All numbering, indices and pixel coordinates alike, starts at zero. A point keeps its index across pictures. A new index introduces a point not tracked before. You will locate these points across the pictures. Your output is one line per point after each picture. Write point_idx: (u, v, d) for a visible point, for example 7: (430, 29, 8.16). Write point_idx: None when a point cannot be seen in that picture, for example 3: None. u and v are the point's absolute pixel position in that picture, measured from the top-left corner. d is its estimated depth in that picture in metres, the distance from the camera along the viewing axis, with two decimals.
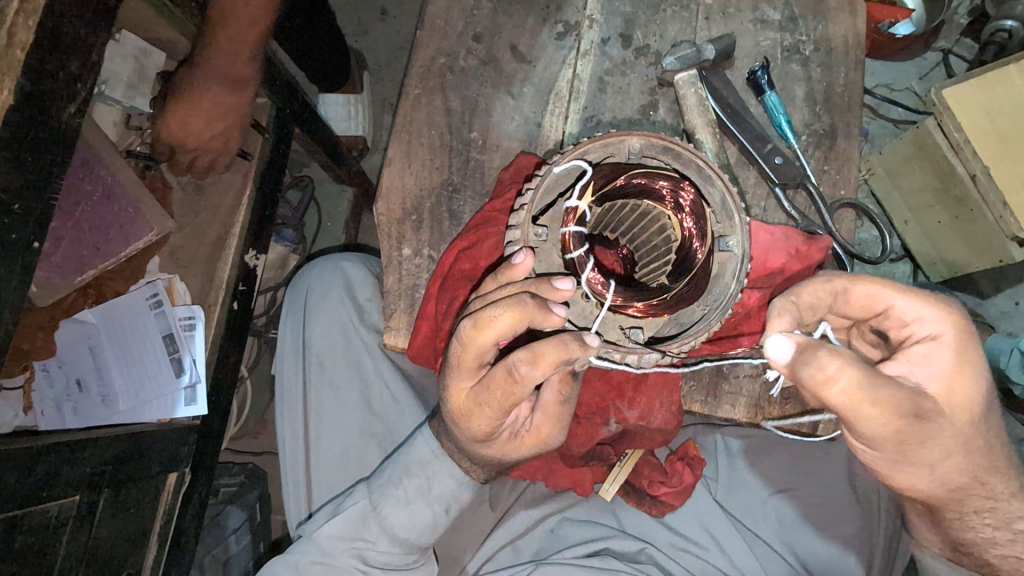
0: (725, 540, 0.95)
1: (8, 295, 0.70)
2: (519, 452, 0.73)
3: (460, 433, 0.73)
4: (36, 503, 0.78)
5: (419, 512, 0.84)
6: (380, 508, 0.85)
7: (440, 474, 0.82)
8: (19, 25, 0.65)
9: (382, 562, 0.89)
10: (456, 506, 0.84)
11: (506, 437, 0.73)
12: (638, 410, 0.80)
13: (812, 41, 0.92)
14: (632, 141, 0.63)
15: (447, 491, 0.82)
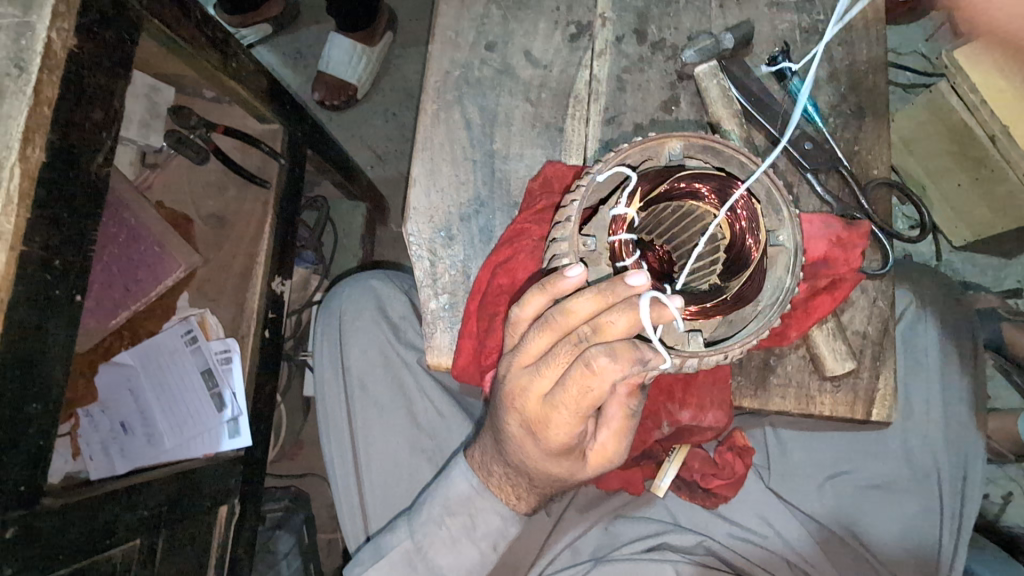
0: (782, 527, 0.96)
1: (57, 349, 0.71)
2: (576, 470, 0.74)
3: (522, 449, 0.72)
4: (101, 551, 0.78)
5: (465, 547, 0.84)
6: (425, 547, 0.85)
7: (484, 510, 0.83)
8: (44, 81, 0.66)
9: None
10: (502, 540, 0.85)
11: (569, 453, 0.71)
12: (690, 412, 0.79)
13: (830, 20, 0.91)
14: (672, 145, 0.64)
15: (492, 526, 0.83)
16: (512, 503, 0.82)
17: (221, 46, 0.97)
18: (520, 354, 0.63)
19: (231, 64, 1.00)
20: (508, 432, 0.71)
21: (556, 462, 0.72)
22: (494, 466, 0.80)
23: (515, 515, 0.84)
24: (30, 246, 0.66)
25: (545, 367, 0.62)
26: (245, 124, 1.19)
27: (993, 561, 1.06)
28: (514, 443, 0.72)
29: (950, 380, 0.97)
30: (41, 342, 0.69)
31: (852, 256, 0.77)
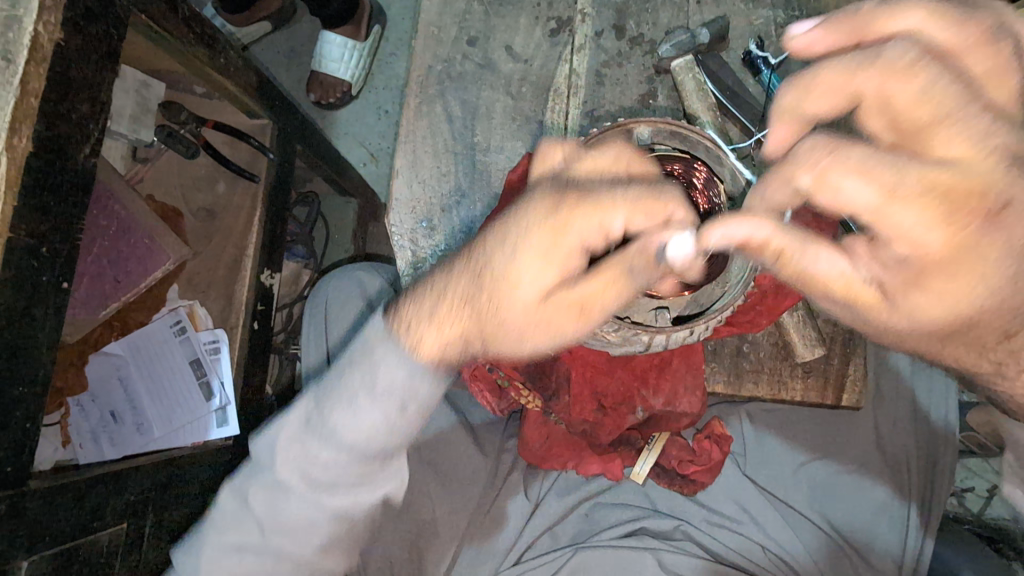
0: (759, 514, 0.98)
1: (43, 336, 0.73)
2: (548, 337, 0.63)
3: (498, 308, 0.63)
4: (88, 534, 0.80)
5: (364, 408, 0.72)
6: (324, 411, 0.75)
7: (385, 357, 0.70)
8: (30, 73, 0.67)
9: (325, 473, 0.77)
10: (410, 401, 0.72)
11: (552, 313, 0.61)
12: (663, 397, 0.81)
13: (805, 16, 0.93)
14: (641, 130, 0.70)
15: (394, 378, 0.70)
16: (424, 337, 0.67)
17: (209, 41, 0.99)
18: (520, 232, 0.61)
19: (219, 59, 1.02)
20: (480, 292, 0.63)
21: (539, 323, 0.63)
22: (426, 326, 0.67)
23: (428, 368, 0.70)
24: (16, 233, 0.67)
25: (552, 246, 0.60)
26: (235, 120, 1.22)
27: (966, 547, 1.08)
28: (490, 302, 0.62)
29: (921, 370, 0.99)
30: (30, 327, 0.71)
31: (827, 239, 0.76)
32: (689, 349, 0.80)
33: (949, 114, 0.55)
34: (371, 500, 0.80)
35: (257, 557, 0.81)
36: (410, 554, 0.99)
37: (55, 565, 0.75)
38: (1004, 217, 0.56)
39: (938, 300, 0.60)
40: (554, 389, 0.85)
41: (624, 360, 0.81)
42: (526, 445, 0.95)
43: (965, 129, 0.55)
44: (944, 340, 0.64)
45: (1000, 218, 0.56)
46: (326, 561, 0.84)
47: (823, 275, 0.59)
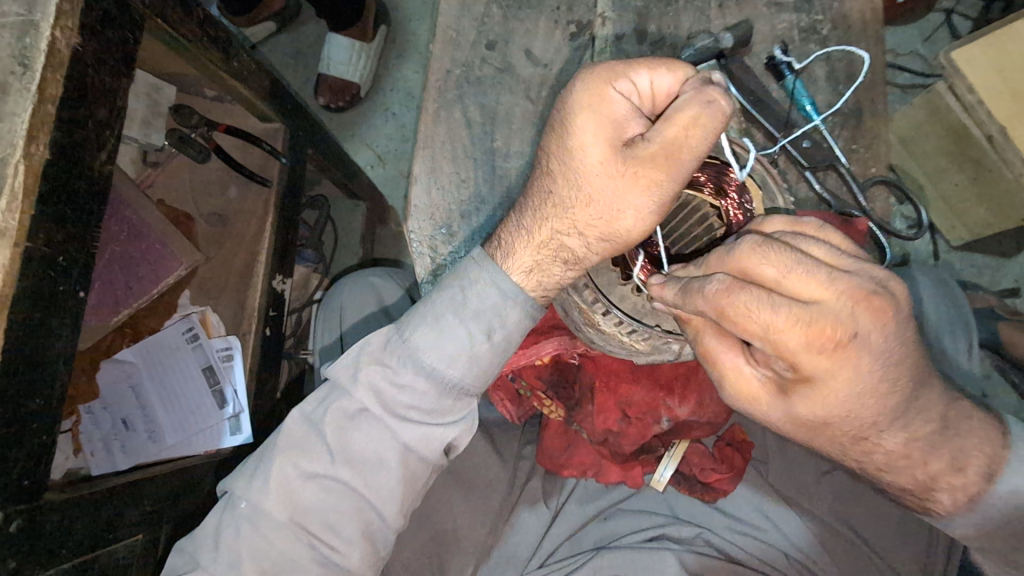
0: (782, 526, 0.96)
1: (59, 348, 0.71)
2: (645, 198, 0.63)
3: (586, 187, 0.65)
4: (104, 545, 0.79)
5: (449, 330, 0.71)
6: (406, 331, 0.73)
7: (478, 281, 0.70)
8: (48, 79, 0.66)
9: (401, 406, 0.74)
10: (497, 327, 0.71)
11: (635, 168, 0.62)
12: (689, 407, 0.83)
13: (828, 20, 0.92)
14: None
15: (487, 302, 0.70)
16: (522, 257, 0.70)
17: (223, 45, 0.97)
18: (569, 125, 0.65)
19: (233, 62, 1.00)
20: (563, 182, 0.67)
21: (630, 186, 0.63)
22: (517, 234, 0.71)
23: (520, 291, 0.70)
24: (34, 242, 0.66)
25: (595, 110, 0.63)
26: (247, 123, 1.20)
27: None
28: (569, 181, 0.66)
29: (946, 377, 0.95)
30: (47, 337, 0.69)
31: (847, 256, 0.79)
32: None
33: (790, 261, 0.56)
34: (439, 439, 0.75)
35: (320, 489, 0.74)
36: (430, 563, 0.98)
37: None
38: (850, 352, 0.58)
39: (809, 408, 0.63)
40: (577, 399, 0.86)
41: (648, 369, 0.83)
42: (547, 453, 0.96)
43: (766, 317, 0.56)
44: (811, 432, 0.67)
45: (850, 350, 0.57)
46: (386, 507, 0.75)
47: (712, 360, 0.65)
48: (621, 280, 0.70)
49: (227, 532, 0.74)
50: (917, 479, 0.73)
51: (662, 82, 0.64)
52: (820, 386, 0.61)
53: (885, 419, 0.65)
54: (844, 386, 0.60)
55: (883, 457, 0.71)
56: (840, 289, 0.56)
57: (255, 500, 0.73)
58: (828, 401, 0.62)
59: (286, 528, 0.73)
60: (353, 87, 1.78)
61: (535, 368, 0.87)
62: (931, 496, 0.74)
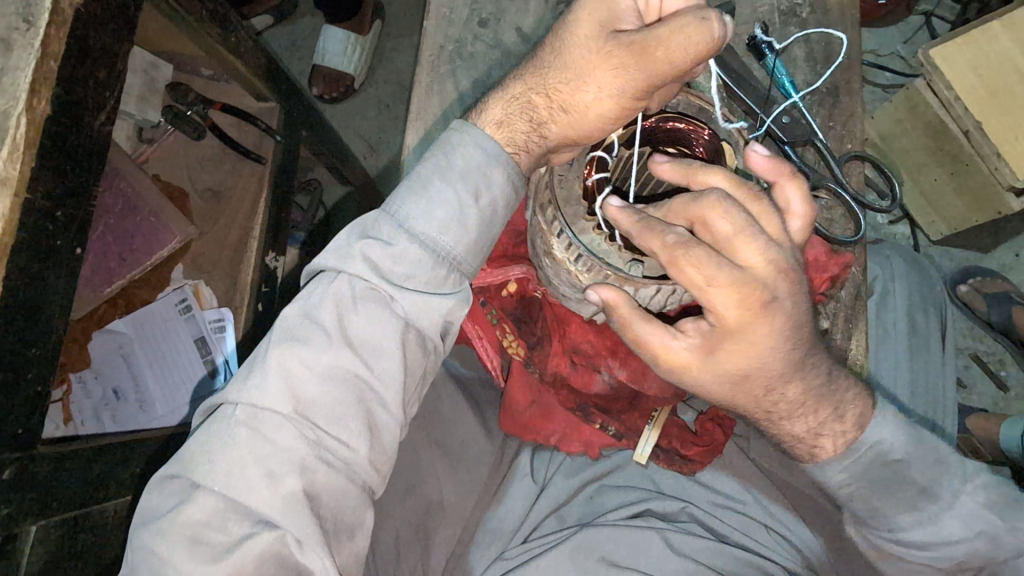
0: (762, 494, 0.99)
1: (56, 299, 0.73)
2: (613, 79, 0.63)
3: (565, 59, 0.66)
4: (94, 503, 0.80)
5: (439, 194, 0.67)
6: (393, 203, 0.68)
7: (461, 144, 0.67)
8: (51, 36, 0.68)
9: (398, 277, 0.66)
10: (485, 191, 0.68)
11: (611, 48, 0.63)
12: (630, 372, 0.89)
13: (808, 3, 0.95)
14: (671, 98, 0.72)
15: (472, 159, 0.67)
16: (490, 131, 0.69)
17: (222, 20, 0.99)
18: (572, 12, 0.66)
19: (231, 38, 1.02)
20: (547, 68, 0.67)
21: (596, 66, 0.64)
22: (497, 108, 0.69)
23: (502, 157, 0.68)
24: (33, 195, 0.67)
25: (596, 1, 0.65)
26: (243, 102, 1.22)
27: None
28: (557, 60, 0.67)
29: (916, 351, 0.99)
30: (43, 290, 0.70)
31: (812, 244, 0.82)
32: None
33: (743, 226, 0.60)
34: (439, 309, 0.68)
35: (316, 378, 0.63)
36: (417, 534, 0.98)
37: (60, 531, 0.75)
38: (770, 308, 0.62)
39: (723, 373, 0.67)
40: (537, 338, 0.92)
41: (600, 330, 0.89)
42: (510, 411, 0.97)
43: (710, 271, 0.60)
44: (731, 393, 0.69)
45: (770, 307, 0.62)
46: (390, 393, 0.67)
47: (641, 343, 0.67)
48: (586, 214, 0.69)
49: (213, 442, 0.62)
50: (809, 427, 0.75)
51: (672, 3, 0.66)
52: (739, 342, 0.64)
53: (795, 375, 0.70)
54: (754, 347, 0.64)
55: (780, 405, 0.73)
56: (768, 260, 0.61)
57: (248, 399, 0.62)
58: (732, 361, 0.65)
59: (285, 423, 0.62)
60: (348, 76, 1.80)
61: (502, 298, 0.93)
62: (820, 442, 0.76)
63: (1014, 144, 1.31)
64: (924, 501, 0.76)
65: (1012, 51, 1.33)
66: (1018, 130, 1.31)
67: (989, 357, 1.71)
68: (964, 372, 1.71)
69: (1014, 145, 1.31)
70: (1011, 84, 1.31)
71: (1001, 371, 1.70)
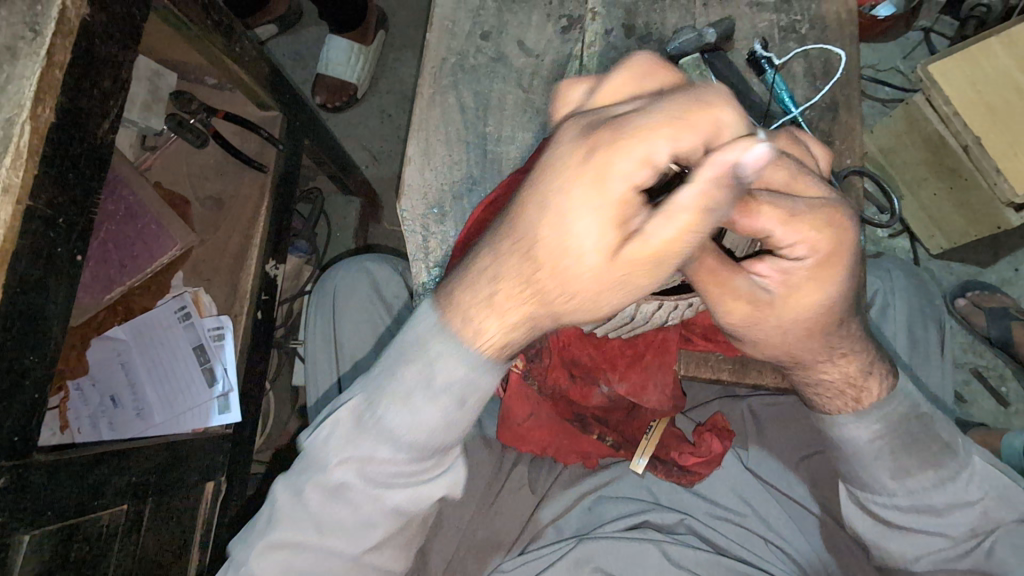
0: (761, 507, 0.98)
1: (55, 307, 0.72)
2: (618, 298, 0.59)
3: (547, 267, 0.58)
4: (88, 512, 0.79)
5: (421, 409, 0.69)
6: (376, 404, 0.70)
7: (444, 359, 0.66)
8: (56, 46, 0.69)
9: (386, 478, 0.73)
10: (473, 398, 0.69)
11: (614, 273, 0.57)
12: (628, 386, 0.83)
13: (807, 20, 0.96)
14: None
15: (456, 376, 0.66)
16: (492, 337, 0.64)
17: (226, 30, 1.00)
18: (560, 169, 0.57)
19: (234, 48, 1.03)
20: (528, 241, 0.59)
21: (609, 277, 0.57)
22: (473, 310, 0.64)
23: (489, 362, 0.66)
24: (35, 202, 0.68)
25: (600, 181, 0.55)
26: (246, 111, 1.23)
27: None
28: (553, 285, 0.59)
29: (915, 365, 0.99)
30: (42, 298, 0.70)
31: None
32: (665, 347, 0.81)
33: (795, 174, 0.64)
34: (427, 495, 0.75)
35: (310, 552, 0.75)
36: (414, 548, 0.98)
37: (59, 539, 0.75)
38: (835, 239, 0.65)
39: (802, 308, 0.68)
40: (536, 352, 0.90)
41: (597, 341, 0.83)
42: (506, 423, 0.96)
43: (786, 207, 0.62)
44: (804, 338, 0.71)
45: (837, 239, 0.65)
46: (378, 553, 0.78)
47: (716, 295, 0.64)
48: None
49: None
50: (849, 375, 0.76)
51: (665, 157, 0.54)
52: (812, 279, 0.66)
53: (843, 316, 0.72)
54: (823, 280, 0.66)
55: (829, 361, 0.75)
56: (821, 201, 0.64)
57: (252, 566, 0.75)
58: (812, 292, 0.67)
59: None
60: (351, 86, 1.81)
61: None
62: (868, 383, 0.77)
63: (1012, 160, 1.31)
64: (946, 457, 0.79)
65: (1011, 68, 1.33)
66: (1016, 146, 1.31)
67: (991, 371, 1.70)
68: (965, 386, 1.71)
69: (1012, 162, 1.31)
70: (1010, 101, 1.32)
71: (1002, 386, 1.69)
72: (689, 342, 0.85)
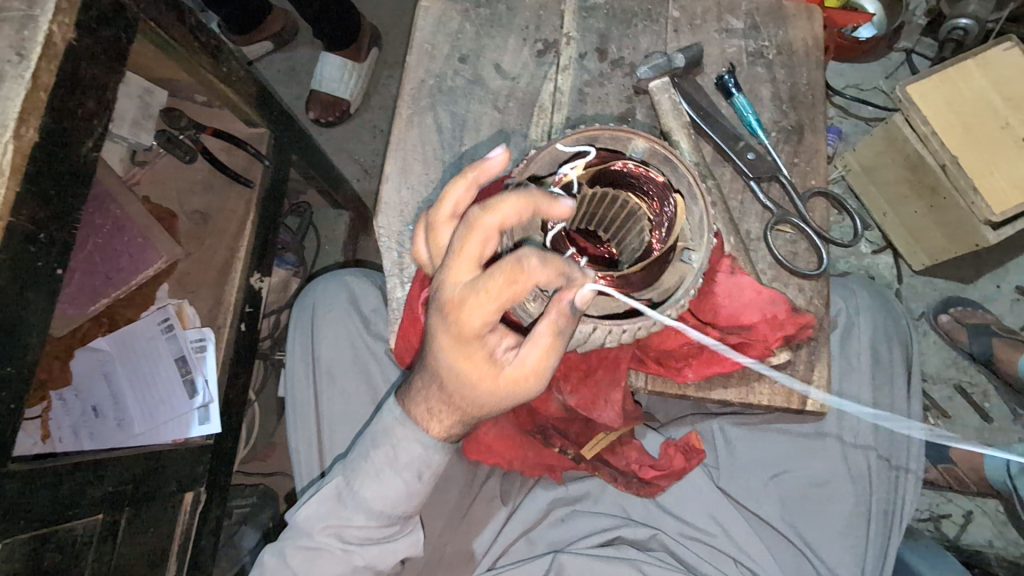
0: (731, 525, 0.99)
1: (33, 319, 0.74)
2: (511, 396, 0.72)
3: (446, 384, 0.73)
4: (63, 521, 0.81)
5: (388, 481, 0.85)
6: (352, 484, 0.87)
7: (404, 441, 0.82)
8: (41, 69, 0.72)
9: (360, 539, 0.91)
10: (427, 471, 0.84)
11: (498, 376, 0.69)
12: (584, 401, 0.86)
13: (774, 45, 0.99)
14: (637, 143, 0.71)
15: (414, 456, 0.82)
16: (435, 428, 0.80)
17: (213, 50, 1.03)
18: (435, 339, 0.69)
19: (223, 68, 1.06)
20: (441, 375, 0.72)
21: (502, 394, 0.71)
22: (421, 401, 0.79)
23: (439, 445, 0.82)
24: (17, 219, 0.70)
25: (458, 350, 0.68)
26: (234, 128, 1.26)
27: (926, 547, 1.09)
28: (459, 396, 0.73)
29: (881, 381, 1.01)
30: (22, 308, 0.72)
31: (773, 335, 0.84)
32: (615, 363, 0.84)
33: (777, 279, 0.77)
34: (392, 558, 0.93)
35: None
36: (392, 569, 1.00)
37: (27, 549, 0.76)
38: None
39: None
40: None
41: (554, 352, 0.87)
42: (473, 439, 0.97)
43: None
44: None
45: None
46: None
47: None
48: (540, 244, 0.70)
49: None
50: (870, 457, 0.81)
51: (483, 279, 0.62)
52: None
53: None
54: None
55: None
56: None
57: None
58: None
59: None
60: (341, 101, 1.85)
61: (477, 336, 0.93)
62: None
63: (989, 180, 1.33)
64: None
65: (987, 90, 1.35)
66: (994, 165, 1.32)
67: (973, 387, 1.72)
68: (947, 403, 1.72)
69: (988, 182, 1.33)
70: (985, 121, 1.34)
71: (984, 402, 1.70)
72: (643, 364, 0.87)
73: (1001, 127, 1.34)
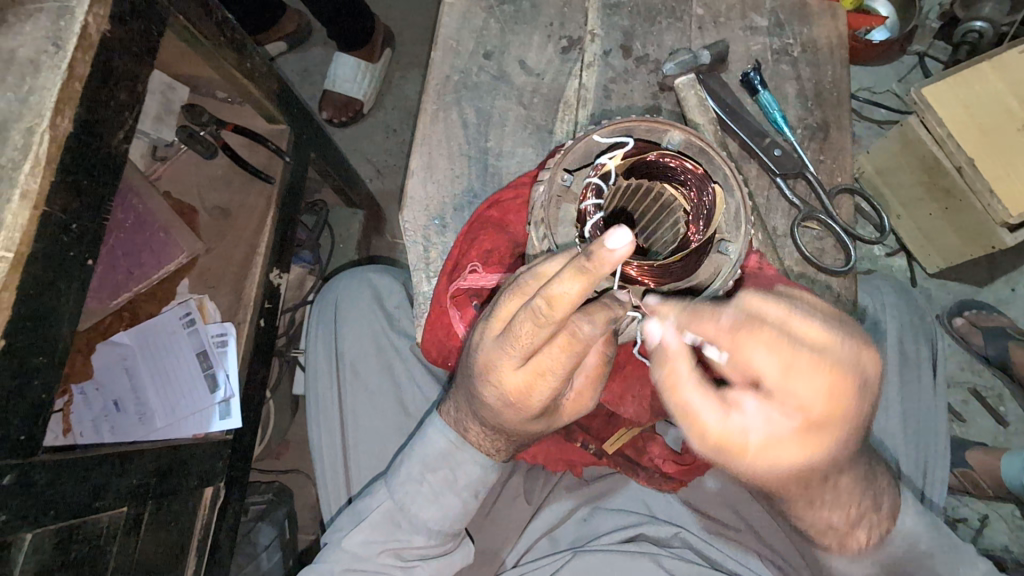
0: (755, 518, 1.00)
1: (65, 309, 0.74)
2: (566, 417, 0.81)
3: (499, 425, 0.79)
4: (90, 513, 0.81)
5: (446, 503, 0.88)
6: (407, 506, 0.89)
7: (464, 462, 0.85)
8: (77, 59, 0.72)
9: (420, 554, 0.93)
10: (482, 487, 0.89)
11: (555, 411, 0.78)
12: (614, 396, 0.86)
13: (799, 43, 0.99)
14: (674, 133, 0.70)
15: (472, 476, 0.86)
16: (476, 436, 0.84)
17: (238, 46, 1.03)
18: (488, 398, 0.74)
19: (246, 63, 1.06)
20: (495, 422, 0.79)
21: (556, 419, 0.80)
22: (470, 423, 0.83)
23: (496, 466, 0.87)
24: (51, 208, 0.70)
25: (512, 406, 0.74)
26: (254, 124, 1.26)
27: None
28: (510, 432, 0.80)
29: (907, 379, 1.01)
30: (55, 298, 0.73)
31: None
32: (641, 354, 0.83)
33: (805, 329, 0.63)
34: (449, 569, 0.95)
35: None
36: None
37: (56, 538, 0.76)
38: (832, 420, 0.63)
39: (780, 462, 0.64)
40: None
41: None
42: None
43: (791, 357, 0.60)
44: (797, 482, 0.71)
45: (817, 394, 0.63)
46: None
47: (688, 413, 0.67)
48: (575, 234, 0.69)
49: None
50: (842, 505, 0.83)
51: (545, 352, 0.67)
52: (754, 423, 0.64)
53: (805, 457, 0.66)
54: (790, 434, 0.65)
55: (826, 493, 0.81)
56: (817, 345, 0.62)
57: None
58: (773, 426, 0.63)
59: None
60: (356, 101, 1.85)
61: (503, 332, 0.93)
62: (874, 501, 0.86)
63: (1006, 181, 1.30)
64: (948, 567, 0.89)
65: (1003, 90, 1.32)
66: (1010, 167, 1.30)
67: (989, 391, 1.71)
68: (963, 407, 1.71)
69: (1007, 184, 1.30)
70: (1001, 121, 1.31)
71: (1000, 406, 1.69)
72: None
73: (1019, 128, 1.30)
